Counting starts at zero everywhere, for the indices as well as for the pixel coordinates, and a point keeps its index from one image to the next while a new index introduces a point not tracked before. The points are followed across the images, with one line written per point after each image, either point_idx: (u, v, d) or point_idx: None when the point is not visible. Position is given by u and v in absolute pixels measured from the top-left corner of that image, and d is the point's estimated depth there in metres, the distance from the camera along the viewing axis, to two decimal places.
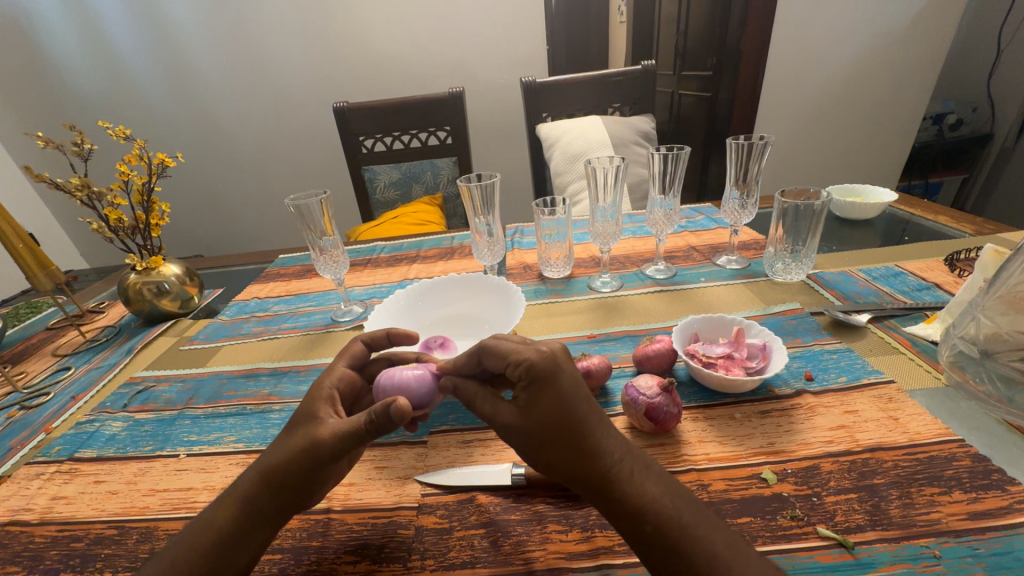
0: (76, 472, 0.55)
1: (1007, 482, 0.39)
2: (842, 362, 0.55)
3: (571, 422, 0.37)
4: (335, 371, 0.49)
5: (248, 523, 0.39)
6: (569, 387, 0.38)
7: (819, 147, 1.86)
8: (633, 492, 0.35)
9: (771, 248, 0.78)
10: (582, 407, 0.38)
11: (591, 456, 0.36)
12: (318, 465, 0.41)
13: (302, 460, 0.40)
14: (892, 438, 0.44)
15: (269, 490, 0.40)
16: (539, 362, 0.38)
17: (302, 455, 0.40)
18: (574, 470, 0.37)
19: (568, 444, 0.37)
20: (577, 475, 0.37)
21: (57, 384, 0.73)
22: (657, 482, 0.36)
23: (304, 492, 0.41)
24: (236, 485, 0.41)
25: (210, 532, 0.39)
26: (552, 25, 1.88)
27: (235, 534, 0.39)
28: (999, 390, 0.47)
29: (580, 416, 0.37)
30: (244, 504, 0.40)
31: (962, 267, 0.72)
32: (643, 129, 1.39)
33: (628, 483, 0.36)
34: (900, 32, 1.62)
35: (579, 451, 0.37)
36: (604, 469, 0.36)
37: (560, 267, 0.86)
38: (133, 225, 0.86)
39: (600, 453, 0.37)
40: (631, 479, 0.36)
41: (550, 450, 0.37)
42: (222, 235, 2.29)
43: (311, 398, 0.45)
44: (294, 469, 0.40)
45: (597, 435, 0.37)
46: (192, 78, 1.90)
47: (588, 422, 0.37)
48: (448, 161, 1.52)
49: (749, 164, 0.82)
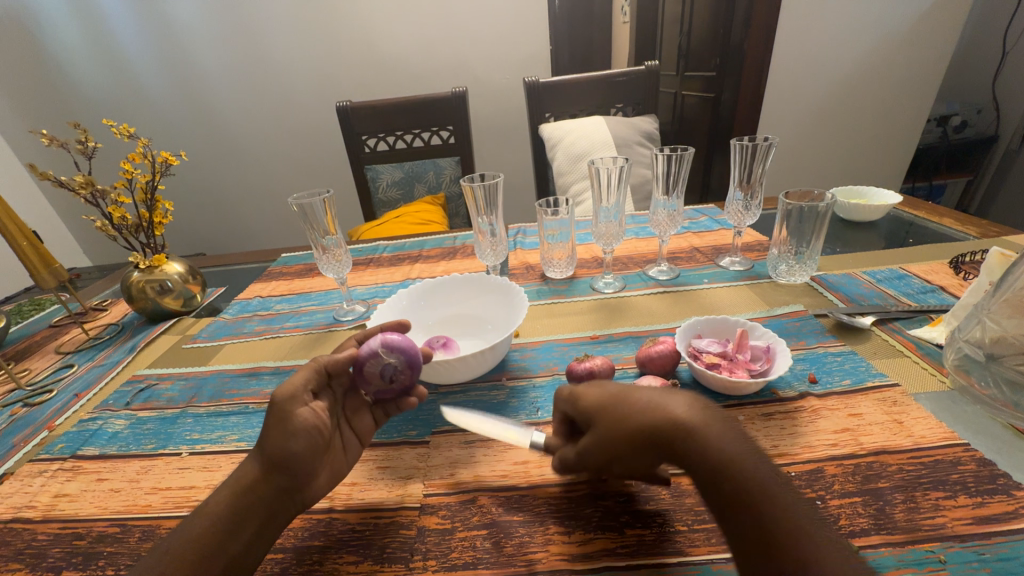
0: (79, 469, 0.55)
1: (1012, 487, 0.39)
2: (846, 365, 0.55)
3: (615, 400, 0.39)
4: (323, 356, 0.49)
5: (245, 506, 0.40)
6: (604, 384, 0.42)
7: (822, 148, 1.86)
8: (716, 448, 0.34)
9: (774, 249, 0.77)
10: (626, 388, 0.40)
11: (651, 419, 0.36)
12: (304, 431, 0.43)
13: (289, 426, 0.42)
14: (897, 442, 0.44)
15: (268, 469, 0.41)
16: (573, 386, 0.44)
17: (291, 426, 0.42)
18: (647, 439, 0.37)
19: (618, 424, 0.38)
20: (644, 442, 0.37)
21: (60, 381, 0.73)
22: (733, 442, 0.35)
23: (297, 470, 0.42)
24: (235, 472, 0.42)
25: (205, 517, 0.39)
26: (556, 25, 1.87)
27: (232, 518, 0.39)
28: (1004, 395, 0.47)
29: (626, 397, 0.39)
30: (238, 488, 0.40)
31: (968, 270, 0.71)
32: (646, 129, 1.39)
33: (700, 438, 0.34)
34: (906, 32, 1.61)
35: (632, 420, 0.37)
36: (663, 420, 0.36)
37: (563, 268, 0.85)
38: (136, 223, 0.86)
39: (651, 415, 0.37)
40: (705, 434, 0.34)
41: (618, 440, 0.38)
42: (224, 233, 2.29)
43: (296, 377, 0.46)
44: (282, 442, 0.42)
45: (644, 396, 0.38)
46: (198, 77, 1.90)
47: (625, 396, 0.39)
48: (451, 161, 1.52)
49: (753, 165, 0.81)
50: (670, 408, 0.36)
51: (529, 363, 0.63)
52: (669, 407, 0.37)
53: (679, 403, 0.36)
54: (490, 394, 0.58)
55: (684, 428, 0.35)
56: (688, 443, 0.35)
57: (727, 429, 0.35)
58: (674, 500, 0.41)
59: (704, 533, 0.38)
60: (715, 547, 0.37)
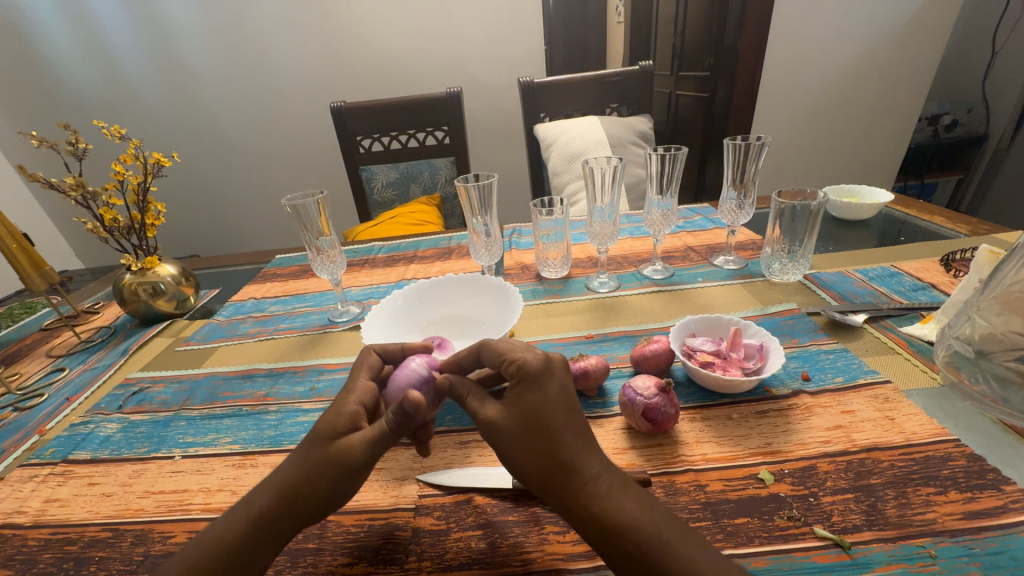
0: (70, 474, 0.54)
1: (1002, 482, 0.39)
2: (839, 362, 0.55)
3: (546, 417, 0.38)
4: (357, 385, 0.46)
5: (259, 538, 0.38)
6: (554, 394, 0.39)
7: (815, 147, 1.87)
8: (622, 504, 0.35)
9: (768, 248, 0.78)
10: (567, 416, 0.38)
11: (566, 461, 0.37)
12: (347, 483, 0.40)
13: (333, 476, 0.39)
14: (889, 438, 0.44)
15: (292, 503, 0.39)
16: (533, 367, 0.40)
17: (334, 473, 0.39)
18: (550, 474, 0.37)
19: (533, 438, 0.38)
20: (539, 472, 0.37)
21: (51, 386, 0.72)
22: (637, 498, 0.36)
23: (321, 510, 0.40)
24: (253, 499, 0.40)
25: (219, 547, 0.38)
26: (550, 26, 1.88)
27: (250, 546, 0.38)
28: (994, 390, 0.47)
29: (563, 419, 0.38)
30: (257, 519, 0.39)
31: (958, 267, 0.72)
32: (641, 129, 1.39)
33: (601, 500, 0.35)
34: (898, 32, 1.62)
35: (546, 452, 0.37)
36: (575, 470, 0.36)
37: (558, 267, 0.86)
38: (128, 225, 0.85)
39: (568, 458, 0.37)
40: (606, 495, 0.35)
41: (528, 450, 0.38)
42: (219, 235, 2.28)
43: (334, 412, 0.43)
44: (316, 487, 0.39)
45: (579, 438, 0.38)
46: (190, 78, 1.89)
47: (557, 422, 0.38)
48: (446, 161, 1.51)
49: (745, 164, 0.82)
50: (585, 465, 0.36)
51: None
52: (588, 458, 0.37)
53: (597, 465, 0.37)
54: None
55: (594, 487, 0.36)
56: (586, 496, 0.35)
57: (636, 496, 0.36)
58: (668, 499, 0.41)
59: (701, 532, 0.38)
60: None
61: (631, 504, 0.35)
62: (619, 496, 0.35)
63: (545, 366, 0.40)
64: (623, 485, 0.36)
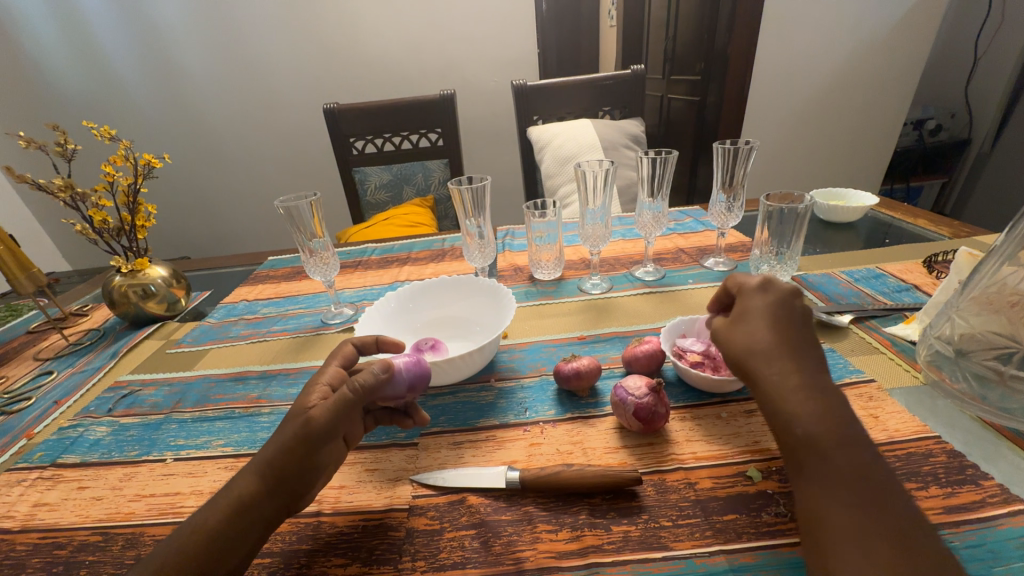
0: (59, 478, 0.54)
1: (981, 477, 0.40)
2: (825, 362, 0.56)
3: (746, 320, 0.43)
4: (329, 368, 0.48)
5: (242, 524, 0.38)
6: (762, 304, 0.43)
7: (803, 151, 1.89)
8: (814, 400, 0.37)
9: (756, 250, 0.79)
10: (775, 320, 0.42)
11: (750, 358, 0.41)
12: (313, 451, 0.42)
13: (300, 451, 0.41)
14: (872, 436, 0.45)
15: (268, 482, 0.40)
16: (749, 283, 0.45)
17: (302, 446, 0.41)
18: (743, 367, 0.41)
19: (734, 335, 0.43)
20: (733, 364, 0.43)
21: (39, 389, 0.72)
22: (813, 406, 0.36)
23: (301, 489, 0.42)
24: (234, 484, 0.40)
25: (200, 533, 0.37)
26: (543, 28, 1.89)
27: (232, 533, 0.38)
28: (973, 389, 0.48)
29: (763, 323, 0.42)
30: (238, 505, 0.39)
31: (941, 269, 0.74)
32: (633, 132, 1.40)
33: (777, 399, 0.38)
34: (883, 38, 1.65)
35: (736, 350, 0.42)
36: (755, 367, 0.40)
37: (551, 269, 0.86)
38: (118, 226, 0.84)
39: (752, 353, 0.41)
40: (784, 395, 0.38)
41: (728, 345, 0.44)
42: (209, 237, 2.26)
43: (306, 391, 0.45)
44: (292, 464, 0.41)
45: (764, 343, 0.41)
46: (180, 79, 1.88)
47: (752, 326, 0.42)
48: (440, 163, 1.52)
49: (735, 167, 0.83)
50: (766, 365, 0.40)
51: (517, 363, 0.64)
52: (780, 354, 0.40)
53: (780, 367, 0.39)
54: (479, 395, 0.59)
55: (771, 387, 0.39)
56: (768, 391, 0.39)
57: (813, 404, 0.37)
58: (659, 497, 0.42)
59: (688, 528, 0.39)
60: (698, 541, 0.38)
61: (807, 406, 0.36)
62: (790, 394, 0.37)
63: (760, 279, 0.45)
64: (807, 384, 0.37)
